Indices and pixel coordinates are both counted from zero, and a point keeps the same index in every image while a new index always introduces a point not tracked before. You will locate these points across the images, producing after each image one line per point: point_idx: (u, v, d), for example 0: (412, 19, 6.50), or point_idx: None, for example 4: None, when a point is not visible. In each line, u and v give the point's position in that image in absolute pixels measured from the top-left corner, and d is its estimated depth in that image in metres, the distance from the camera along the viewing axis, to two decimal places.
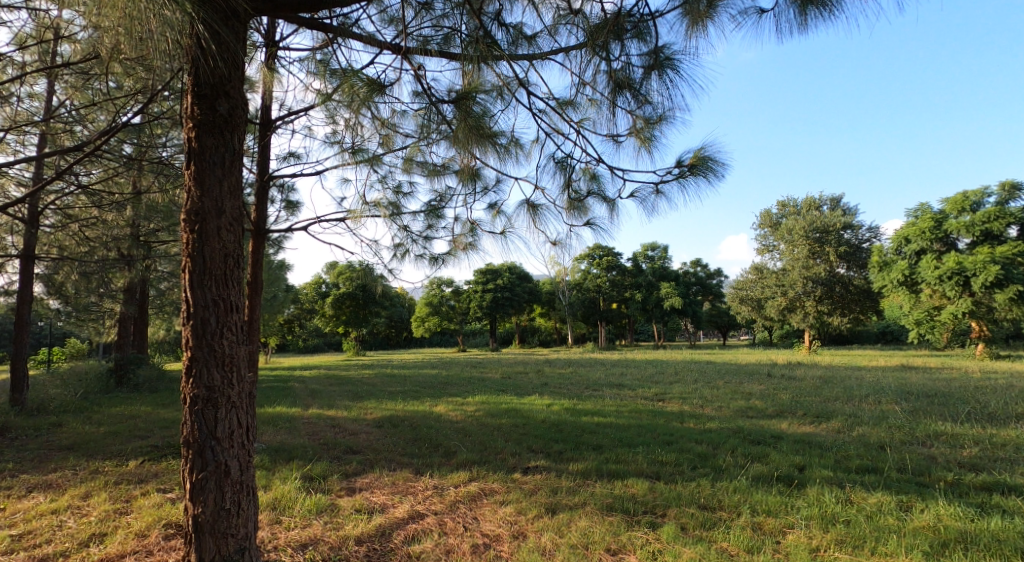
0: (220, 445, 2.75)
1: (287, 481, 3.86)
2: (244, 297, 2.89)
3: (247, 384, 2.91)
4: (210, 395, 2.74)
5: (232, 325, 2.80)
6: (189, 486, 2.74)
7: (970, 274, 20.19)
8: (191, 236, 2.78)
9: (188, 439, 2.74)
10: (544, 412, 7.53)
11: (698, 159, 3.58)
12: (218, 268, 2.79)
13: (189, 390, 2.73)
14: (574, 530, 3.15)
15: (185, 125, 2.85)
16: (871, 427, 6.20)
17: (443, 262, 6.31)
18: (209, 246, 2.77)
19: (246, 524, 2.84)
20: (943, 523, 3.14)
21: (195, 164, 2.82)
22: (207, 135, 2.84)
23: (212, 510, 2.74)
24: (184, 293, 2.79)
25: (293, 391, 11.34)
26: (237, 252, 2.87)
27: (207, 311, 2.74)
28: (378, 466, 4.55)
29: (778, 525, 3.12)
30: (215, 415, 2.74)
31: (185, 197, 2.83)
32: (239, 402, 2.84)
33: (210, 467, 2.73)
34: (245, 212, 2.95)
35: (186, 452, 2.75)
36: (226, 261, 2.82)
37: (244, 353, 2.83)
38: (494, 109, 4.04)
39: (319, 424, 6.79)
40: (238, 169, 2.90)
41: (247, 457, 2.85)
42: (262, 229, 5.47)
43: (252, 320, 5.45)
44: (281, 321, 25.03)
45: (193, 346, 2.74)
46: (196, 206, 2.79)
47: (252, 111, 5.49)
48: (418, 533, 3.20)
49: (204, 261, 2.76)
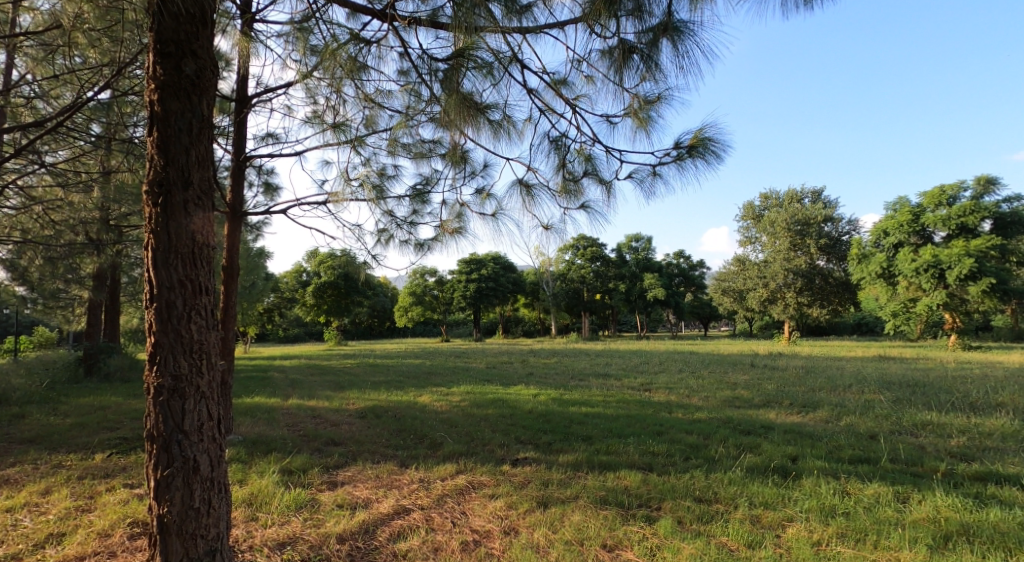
0: (188, 439, 2.56)
1: (266, 475, 3.67)
2: (215, 279, 2.69)
3: (218, 373, 2.72)
4: (177, 385, 2.54)
5: (201, 309, 2.60)
6: (154, 483, 2.56)
7: (945, 266, 20.51)
8: (156, 211, 2.57)
9: (153, 433, 2.55)
10: (530, 402, 7.42)
11: (699, 140, 3.44)
12: (186, 246, 2.58)
13: (153, 380, 2.54)
14: (567, 525, 3.03)
15: (147, 87, 2.61)
16: (858, 416, 6.18)
17: (429, 248, 6.14)
18: (176, 221, 2.56)
19: (217, 523, 2.67)
20: (942, 515, 3.04)
21: (159, 130, 2.60)
22: (172, 100, 2.61)
23: (179, 510, 2.56)
24: (147, 273, 2.58)
25: (273, 380, 11.09)
26: (207, 229, 2.67)
27: (173, 293, 2.54)
28: (361, 459, 4.37)
29: (777, 519, 3.02)
30: (182, 407, 2.55)
31: (148, 167, 2.61)
32: (209, 393, 2.65)
33: (177, 464, 2.54)
34: (215, 185, 2.74)
35: (151, 447, 2.56)
36: (194, 240, 2.61)
37: (215, 339, 2.64)
38: (483, 84, 3.87)
39: (300, 415, 6.60)
40: (206, 137, 2.68)
41: (218, 451, 2.67)
42: (238, 212, 5.24)
43: (227, 307, 5.23)
44: (261, 309, 24.62)
45: (158, 331, 2.54)
46: (161, 177, 2.57)
47: (228, 87, 5.25)
48: (405, 530, 3.05)
49: (170, 238, 2.55)
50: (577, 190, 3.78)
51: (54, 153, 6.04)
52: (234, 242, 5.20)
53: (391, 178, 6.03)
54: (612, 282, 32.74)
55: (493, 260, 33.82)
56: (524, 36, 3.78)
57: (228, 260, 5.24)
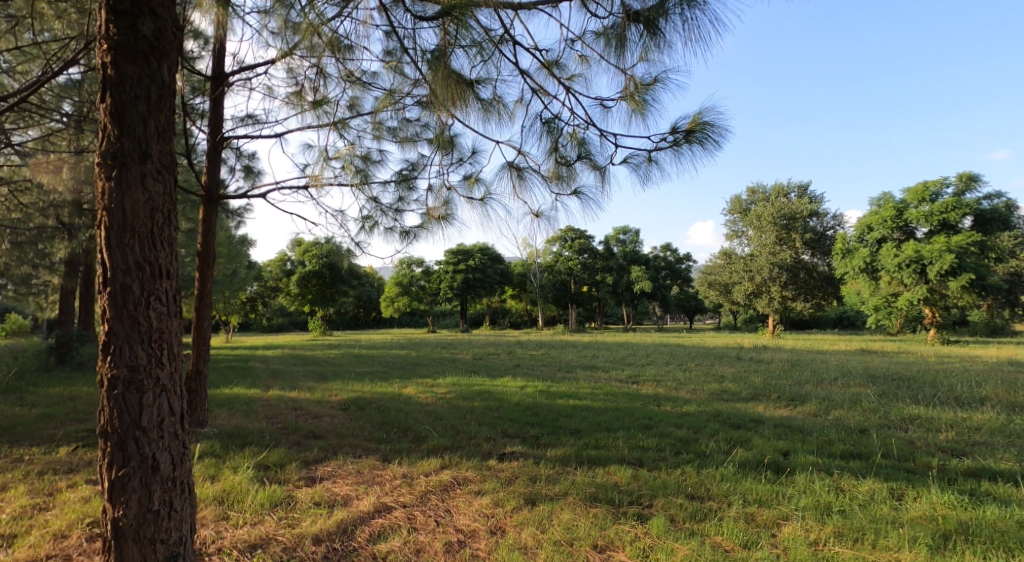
0: (146, 435, 2.40)
1: (240, 470, 3.50)
2: (176, 261, 2.52)
3: (179, 364, 2.55)
4: (133, 377, 2.38)
5: (160, 294, 2.43)
6: (108, 484, 2.39)
7: (927, 262, 20.69)
8: (109, 185, 2.39)
9: (107, 429, 2.39)
10: (517, 394, 7.30)
11: (696, 125, 3.32)
12: (143, 225, 2.41)
13: (107, 372, 2.36)
14: (556, 524, 2.91)
15: (99, 47, 2.41)
16: (846, 410, 6.12)
17: (415, 236, 5.99)
18: (132, 195, 2.38)
19: (179, 527, 2.51)
20: (939, 512, 2.94)
21: (112, 95, 2.40)
22: (127, 63, 2.42)
23: (136, 513, 2.40)
24: (100, 254, 2.39)
25: (254, 370, 10.86)
26: (166, 206, 2.49)
27: (129, 276, 2.36)
28: (341, 453, 4.22)
29: (772, 517, 2.92)
30: (140, 401, 2.39)
31: (100, 137, 2.42)
32: (170, 386, 2.49)
33: (133, 463, 2.38)
34: (176, 159, 2.56)
35: (105, 445, 2.39)
36: (153, 217, 2.44)
37: (175, 327, 2.48)
38: (471, 63, 3.71)
39: (280, 407, 6.42)
40: (166, 105, 2.49)
41: (180, 449, 2.52)
42: (214, 195, 5.05)
43: (202, 295, 5.03)
44: (244, 298, 24.24)
45: (112, 319, 2.36)
46: (114, 147, 2.38)
47: (204, 65, 5.04)
48: (386, 530, 2.91)
49: (124, 215, 2.37)
50: (567, 176, 3.66)
51: (24, 133, 5.79)
52: (211, 229, 5.01)
53: (376, 162, 5.87)
54: (599, 275, 32.79)
55: (480, 251, 33.66)
56: (515, 12, 3.61)
57: (202, 247, 5.04)
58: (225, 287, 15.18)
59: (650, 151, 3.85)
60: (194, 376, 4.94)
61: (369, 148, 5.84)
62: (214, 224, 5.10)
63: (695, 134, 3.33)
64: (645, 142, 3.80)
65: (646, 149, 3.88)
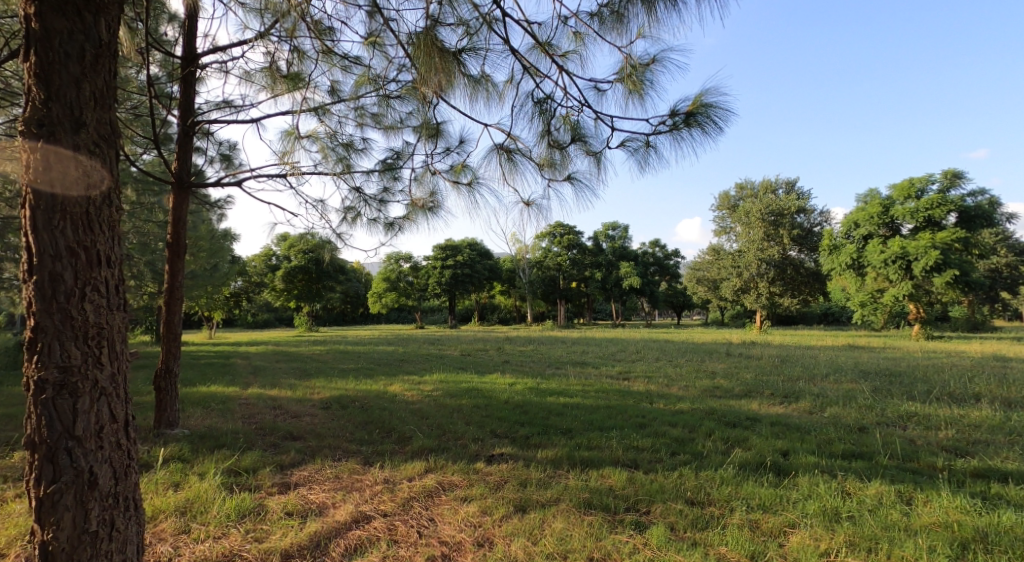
0: (81, 446, 2.21)
1: (208, 476, 3.27)
2: (116, 247, 2.33)
3: (123, 364, 2.37)
4: (64, 379, 2.18)
5: (97, 284, 2.24)
6: (36, 502, 2.19)
7: (913, 258, 20.78)
8: (34, 155, 2.18)
9: (35, 439, 2.19)
10: (506, 391, 7.09)
11: (699, 107, 3.11)
12: (77, 205, 2.22)
13: (34, 375, 2.17)
14: (549, 534, 2.71)
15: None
16: (841, 407, 5.96)
17: (400, 229, 5.80)
18: (67, 171, 2.18)
19: (123, 548, 2.34)
20: (954, 519, 2.77)
21: (35, 53, 2.19)
22: (54, 16, 2.21)
23: (69, 535, 2.21)
24: (25, 238, 2.19)
25: (235, 367, 10.58)
26: (101, 182, 2.29)
27: (59, 263, 2.17)
28: (320, 456, 4.00)
29: (777, 525, 2.74)
30: (73, 406, 2.20)
31: (23, 102, 2.20)
32: (111, 389, 2.31)
33: (64, 479, 2.18)
34: (114, 132, 2.37)
35: (32, 458, 2.20)
36: (88, 197, 2.25)
37: (114, 324, 2.29)
38: (455, 42, 3.51)
39: (258, 406, 6.18)
40: (104, 68, 2.29)
41: (122, 461, 2.34)
42: (185, 183, 4.84)
43: (172, 289, 4.79)
44: (228, 294, 23.82)
45: (40, 313, 2.17)
46: (40, 114, 2.18)
47: (175, 46, 4.80)
48: (363, 543, 2.70)
49: (52, 191, 2.17)
50: (560, 162, 3.47)
51: None
52: (181, 221, 4.74)
53: (358, 150, 5.67)
54: (588, 271, 32.70)
55: (468, 247, 33.44)
56: None
57: (172, 236, 4.79)
58: (207, 282, 14.83)
59: (650, 136, 3.67)
60: (165, 372, 4.69)
61: (351, 136, 5.63)
62: (184, 213, 4.86)
63: (697, 117, 3.13)
64: (642, 128, 3.62)
65: (645, 134, 3.68)
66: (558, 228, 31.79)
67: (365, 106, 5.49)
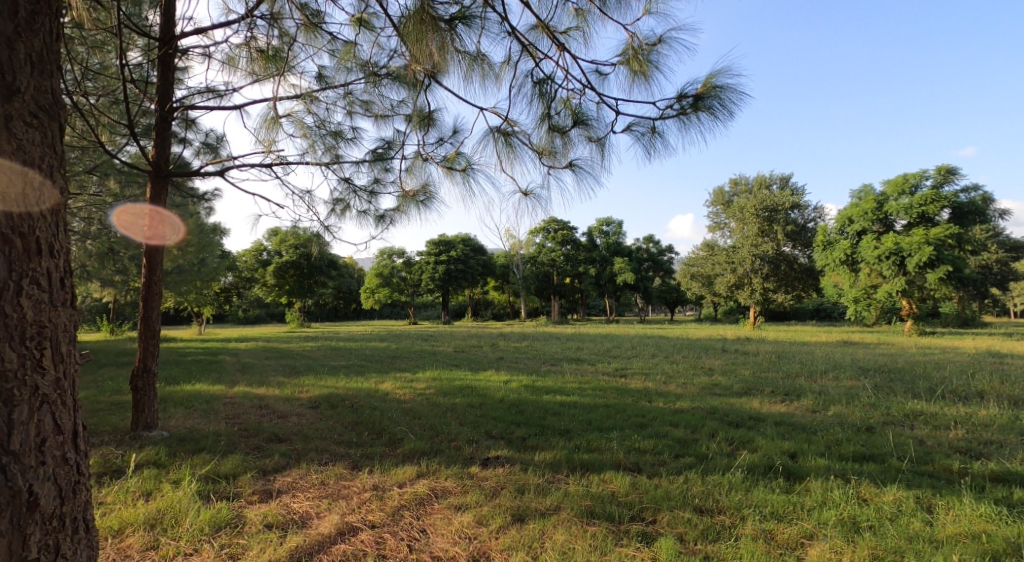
0: (19, 462, 2.08)
1: (183, 484, 3.09)
2: (57, 232, 2.28)
3: (69, 368, 2.30)
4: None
5: (38, 275, 2.17)
6: None
7: (906, 254, 20.74)
8: None
9: None
10: (501, 390, 6.90)
11: (711, 89, 2.93)
12: (11, 188, 2.13)
13: None
14: (549, 548, 2.53)
15: None
16: (844, 405, 5.79)
17: (391, 221, 5.63)
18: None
19: None
20: (980, 528, 2.61)
21: None
22: None
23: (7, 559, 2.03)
24: None
25: (223, 364, 10.36)
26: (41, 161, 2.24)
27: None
28: (305, 460, 3.82)
29: (794, 536, 2.58)
30: (12, 416, 2.07)
31: None
32: (54, 396, 2.21)
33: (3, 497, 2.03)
34: (56, 105, 2.32)
35: None
36: (24, 174, 2.17)
37: (61, 320, 2.24)
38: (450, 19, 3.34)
39: (245, 406, 5.98)
40: (41, 29, 2.26)
41: (68, 472, 2.26)
42: (162, 173, 4.67)
43: (149, 282, 4.59)
44: (218, 289, 23.53)
45: None
46: None
47: (154, 28, 4.59)
48: (349, 558, 2.51)
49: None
50: (562, 148, 3.33)
51: None
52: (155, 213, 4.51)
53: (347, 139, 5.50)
54: (582, 266, 32.56)
55: (462, 242, 33.26)
56: None
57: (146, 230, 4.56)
58: (196, 277, 14.55)
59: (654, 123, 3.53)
60: (143, 371, 4.47)
61: (340, 124, 5.45)
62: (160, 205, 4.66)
63: (708, 101, 2.96)
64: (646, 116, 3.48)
65: (651, 119, 3.53)
66: (552, 223, 31.66)
67: (354, 93, 5.36)
